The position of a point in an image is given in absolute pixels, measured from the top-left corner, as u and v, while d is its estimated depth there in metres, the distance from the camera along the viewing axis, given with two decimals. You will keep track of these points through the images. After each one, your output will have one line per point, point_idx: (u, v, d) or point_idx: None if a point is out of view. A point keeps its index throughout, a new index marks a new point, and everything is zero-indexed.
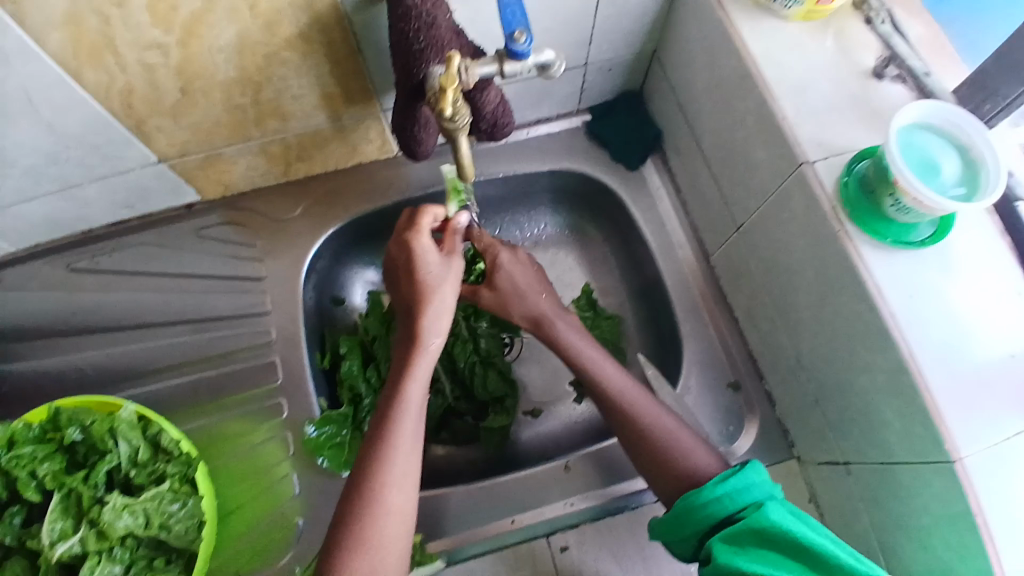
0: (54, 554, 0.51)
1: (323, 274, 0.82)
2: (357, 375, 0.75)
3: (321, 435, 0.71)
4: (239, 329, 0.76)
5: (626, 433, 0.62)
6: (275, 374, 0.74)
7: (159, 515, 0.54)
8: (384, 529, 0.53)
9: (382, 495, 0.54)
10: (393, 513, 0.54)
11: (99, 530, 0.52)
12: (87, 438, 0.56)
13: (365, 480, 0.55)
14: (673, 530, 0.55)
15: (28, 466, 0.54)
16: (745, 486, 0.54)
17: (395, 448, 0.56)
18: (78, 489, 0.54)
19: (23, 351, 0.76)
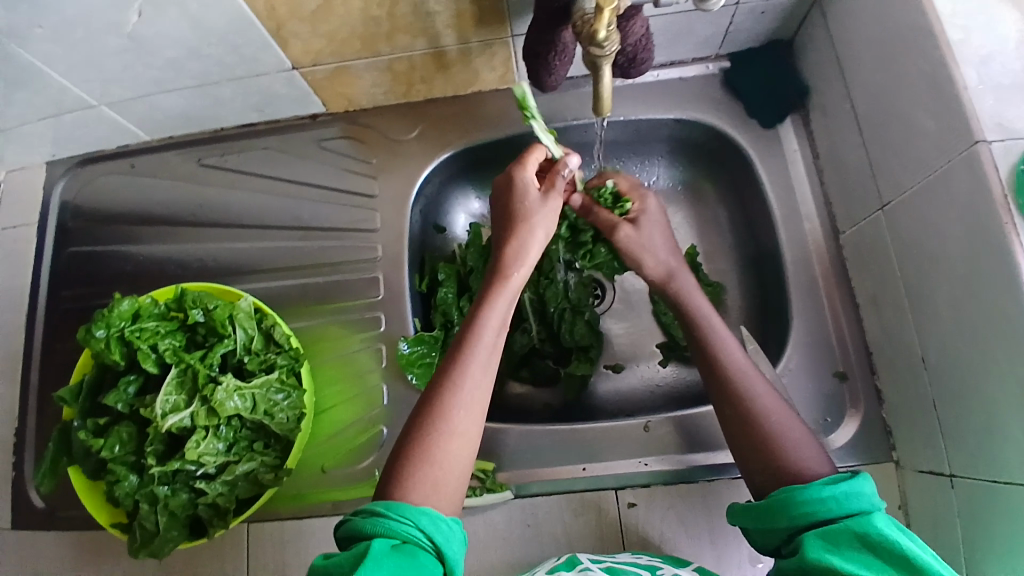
0: (166, 423, 0.55)
1: (430, 199, 0.83)
2: (451, 303, 0.77)
3: (413, 353, 0.73)
4: (347, 242, 0.79)
5: (726, 403, 0.60)
6: (376, 290, 0.77)
7: (266, 402, 0.58)
8: (448, 447, 0.53)
9: (449, 414, 0.54)
10: (458, 436, 0.53)
11: (208, 407, 0.56)
12: (206, 321, 0.60)
13: (434, 398, 0.55)
14: (762, 517, 0.54)
15: (150, 340, 0.58)
16: (856, 492, 0.50)
17: (466, 372, 0.55)
18: (195, 366, 0.58)
19: (155, 234, 0.83)
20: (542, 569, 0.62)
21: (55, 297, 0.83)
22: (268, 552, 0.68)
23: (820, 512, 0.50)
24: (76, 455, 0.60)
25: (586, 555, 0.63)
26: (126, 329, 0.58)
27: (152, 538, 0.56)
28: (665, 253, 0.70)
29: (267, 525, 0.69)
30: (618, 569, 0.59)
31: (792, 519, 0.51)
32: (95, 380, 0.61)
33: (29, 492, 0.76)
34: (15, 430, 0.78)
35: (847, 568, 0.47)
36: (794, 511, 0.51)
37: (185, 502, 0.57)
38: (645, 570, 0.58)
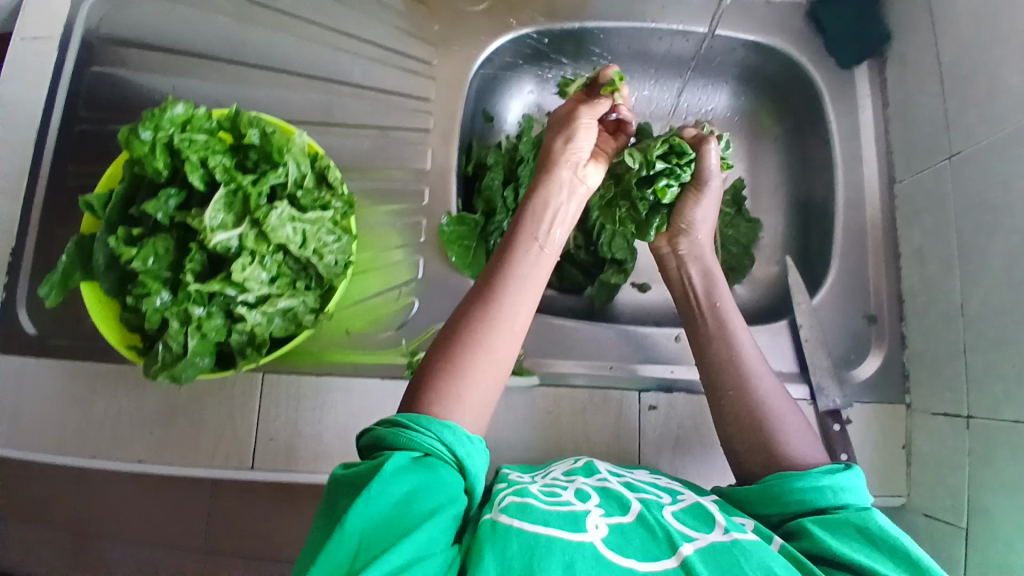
0: (213, 239, 0.52)
1: (485, 82, 0.79)
2: (496, 191, 0.74)
3: (454, 231, 0.71)
4: (398, 109, 0.75)
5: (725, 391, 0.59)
6: (422, 160, 0.74)
7: (316, 240, 0.56)
8: (473, 365, 0.51)
9: (476, 330, 0.52)
10: (488, 354, 0.51)
11: (258, 231, 0.53)
12: (261, 147, 0.57)
13: (465, 315, 0.52)
14: (755, 503, 0.53)
15: (200, 153, 0.55)
16: (850, 487, 0.51)
17: (500, 294, 0.53)
18: (245, 189, 0.55)
19: (187, 68, 0.77)
20: (555, 468, 0.60)
21: (71, 117, 0.76)
22: (281, 405, 0.66)
23: (818, 499, 0.50)
24: (96, 266, 0.56)
25: (605, 465, 0.61)
26: (175, 137, 0.54)
27: (177, 360, 0.53)
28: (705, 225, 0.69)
29: (283, 377, 0.67)
30: (637, 487, 0.56)
31: (788, 504, 0.50)
32: (127, 193, 0.57)
33: (23, 315, 0.71)
34: (15, 250, 0.73)
35: (844, 552, 0.46)
36: (791, 495, 0.50)
37: (219, 328, 0.54)
38: (665, 493, 0.56)
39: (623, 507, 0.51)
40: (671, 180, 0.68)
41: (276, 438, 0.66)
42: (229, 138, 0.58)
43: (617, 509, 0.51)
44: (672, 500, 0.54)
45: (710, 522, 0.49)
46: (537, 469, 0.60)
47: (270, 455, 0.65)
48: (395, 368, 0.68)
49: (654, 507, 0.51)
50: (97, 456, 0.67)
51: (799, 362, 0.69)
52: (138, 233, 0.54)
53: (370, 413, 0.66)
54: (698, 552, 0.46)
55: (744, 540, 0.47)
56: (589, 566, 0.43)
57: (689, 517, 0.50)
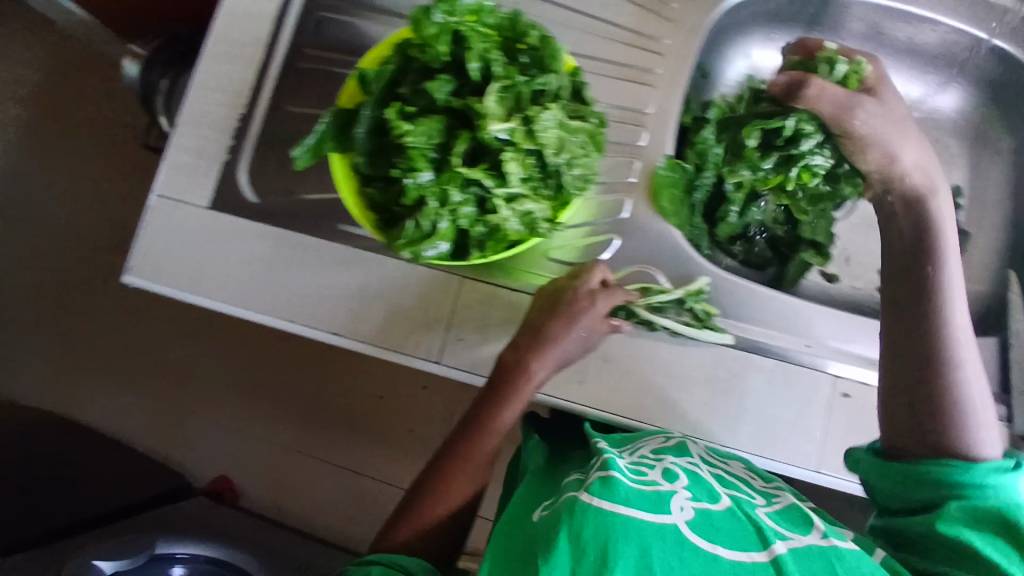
0: (489, 128, 0.54)
1: (713, 36, 0.76)
2: (711, 145, 0.72)
3: (667, 176, 0.69)
4: (619, 41, 0.72)
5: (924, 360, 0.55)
6: (644, 102, 0.71)
7: (573, 150, 0.56)
8: (455, 481, 0.63)
9: (461, 463, 0.64)
10: (465, 471, 0.63)
11: (527, 129, 0.55)
12: (534, 49, 0.57)
13: (468, 429, 0.65)
14: (895, 482, 0.55)
15: (482, 44, 0.56)
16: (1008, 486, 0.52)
17: (465, 460, 0.63)
18: (519, 87, 0.55)
19: None
20: (645, 446, 0.62)
21: (311, 1, 0.78)
22: (478, 309, 0.71)
23: (972, 491, 0.52)
24: (360, 136, 0.59)
25: (697, 449, 0.62)
26: (463, 24, 0.55)
27: (424, 238, 0.57)
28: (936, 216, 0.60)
29: (480, 284, 0.71)
30: (729, 481, 0.58)
31: (935, 489, 0.53)
32: (399, 70, 0.59)
33: (244, 185, 0.76)
34: (243, 117, 0.77)
35: (985, 548, 0.49)
36: (943, 482, 0.53)
37: (468, 216, 0.57)
38: (758, 494, 0.57)
39: (712, 496, 0.52)
40: (815, 156, 0.69)
41: (463, 340, 0.70)
42: (504, 34, 0.58)
43: (706, 497, 0.52)
44: (766, 503, 0.56)
45: (806, 526, 0.51)
46: (625, 443, 0.64)
47: (458, 352, 0.70)
48: None
49: (747, 505, 0.53)
50: (294, 322, 0.73)
51: (1002, 382, 0.67)
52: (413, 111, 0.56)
53: None
54: (792, 552, 0.47)
55: (843, 549, 0.48)
56: (666, 545, 0.45)
57: (785, 519, 0.52)
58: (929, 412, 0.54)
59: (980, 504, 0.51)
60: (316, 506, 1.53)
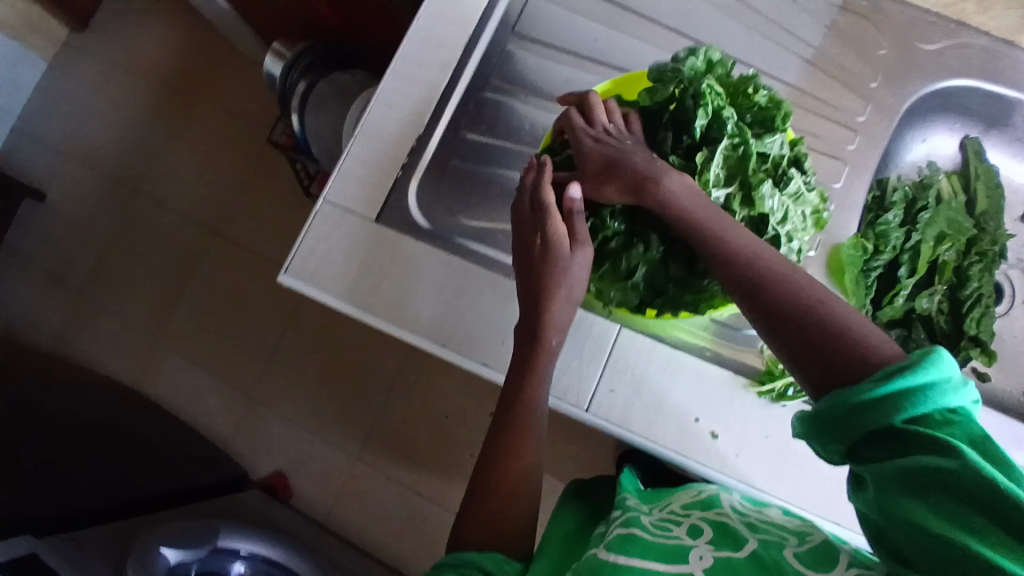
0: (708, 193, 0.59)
1: (901, 125, 0.77)
2: (893, 228, 0.70)
3: (849, 254, 0.69)
4: (818, 116, 0.74)
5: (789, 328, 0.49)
6: (834, 176, 0.73)
7: (784, 218, 0.60)
8: (492, 496, 0.60)
9: (493, 480, 0.60)
10: (501, 490, 0.60)
11: (745, 194, 0.60)
12: (756, 120, 0.63)
13: (496, 443, 0.62)
14: (830, 428, 0.45)
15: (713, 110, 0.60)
16: (929, 393, 0.42)
17: (500, 477, 0.60)
18: (745, 155, 0.60)
19: (624, 25, 0.81)
20: (676, 501, 0.64)
21: (501, 35, 0.81)
22: (636, 362, 0.69)
23: (910, 410, 0.42)
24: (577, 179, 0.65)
25: (729, 498, 0.63)
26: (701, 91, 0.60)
27: (623, 285, 0.62)
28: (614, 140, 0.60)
29: (640, 339, 0.69)
30: (760, 527, 0.57)
31: (880, 421, 0.42)
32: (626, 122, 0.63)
33: (413, 208, 0.77)
34: (421, 137, 0.78)
35: (926, 520, 0.38)
36: (869, 418, 0.43)
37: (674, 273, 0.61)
38: (789, 534, 0.56)
39: (734, 544, 0.54)
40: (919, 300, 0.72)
41: (615, 392, 0.68)
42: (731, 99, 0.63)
43: (727, 545, 0.54)
44: (798, 543, 0.55)
45: (832, 562, 0.50)
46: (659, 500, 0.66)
47: (609, 405, 0.68)
48: (752, 370, 0.69)
49: (774, 548, 0.53)
50: (439, 343, 0.73)
51: None
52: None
53: (710, 403, 0.68)
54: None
55: None
56: None
57: (812, 560, 0.51)
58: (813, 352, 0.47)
59: (899, 424, 0.42)
60: (359, 523, 1.47)
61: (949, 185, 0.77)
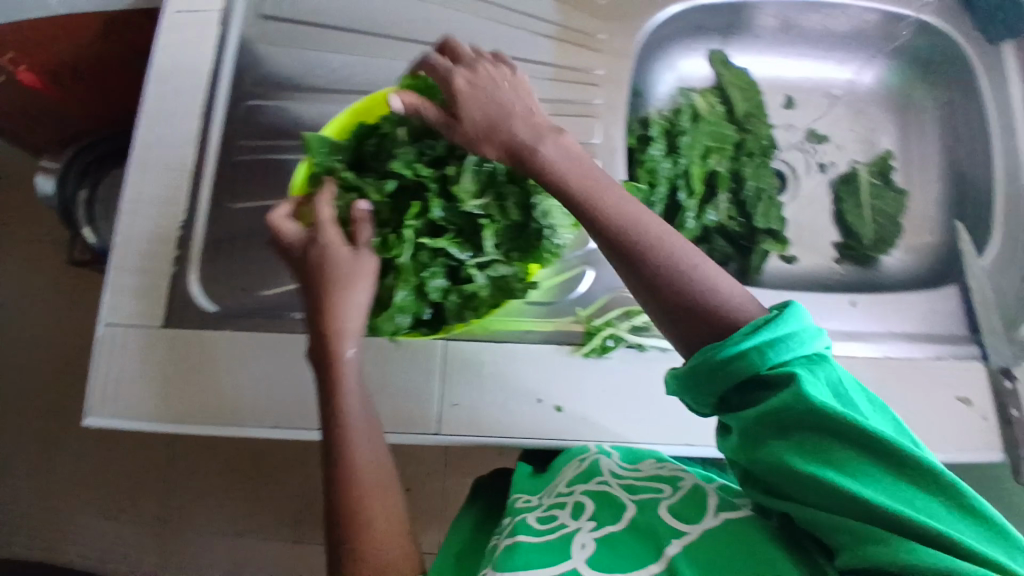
0: (466, 205, 0.54)
1: (642, 58, 0.79)
2: (658, 160, 0.75)
3: (626, 199, 0.71)
4: (560, 80, 0.75)
5: (652, 275, 0.48)
6: (591, 133, 0.73)
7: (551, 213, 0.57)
8: (362, 545, 0.48)
9: (354, 528, 0.49)
10: (367, 538, 0.48)
11: (500, 202, 0.56)
12: None
13: (338, 492, 0.50)
14: (698, 382, 0.46)
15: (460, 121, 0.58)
16: (786, 339, 0.43)
17: (355, 525, 0.49)
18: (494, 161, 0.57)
19: (353, 45, 0.78)
20: (561, 481, 0.61)
21: (234, 93, 0.76)
22: (466, 372, 0.68)
23: (771, 361, 0.43)
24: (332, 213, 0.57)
25: (608, 465, 0.61)
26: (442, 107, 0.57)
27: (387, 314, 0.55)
28: (459, 91, 0.55)
29: (465, 346, 0.69)
30: (637, 485, 0.56)
31: (748, 373, 0.44)
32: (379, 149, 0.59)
33: (198, 295, 0.72)
34: (184, 224, 0.73)
35: (807, 462, 0.41)
36: (740, 367, 0.44)
37: (440, 288, 0.55)
38: (663, 484, 0.56)
39: (616, 515, 0.52)
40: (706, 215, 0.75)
41: (459, 405, 0.67)
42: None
43: (610, 518, 0.52)
44: (673, 491, 0.54)
45: (701, 510, 0.50)
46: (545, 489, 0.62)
47: (456, 420, 0.67)
48: (572, 335, 0.70)
49: (650, 508, 0.52)
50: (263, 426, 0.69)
51: (970, 325, 0.70)
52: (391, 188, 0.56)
53: (552, 380, 0.68)
54: (687, 549, 0.46)
55: (734, 521, 0.48)
56: None
57: (686, 508, 0.51)
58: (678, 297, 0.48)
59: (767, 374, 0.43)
60: None
61: (704, 102, 0.80)
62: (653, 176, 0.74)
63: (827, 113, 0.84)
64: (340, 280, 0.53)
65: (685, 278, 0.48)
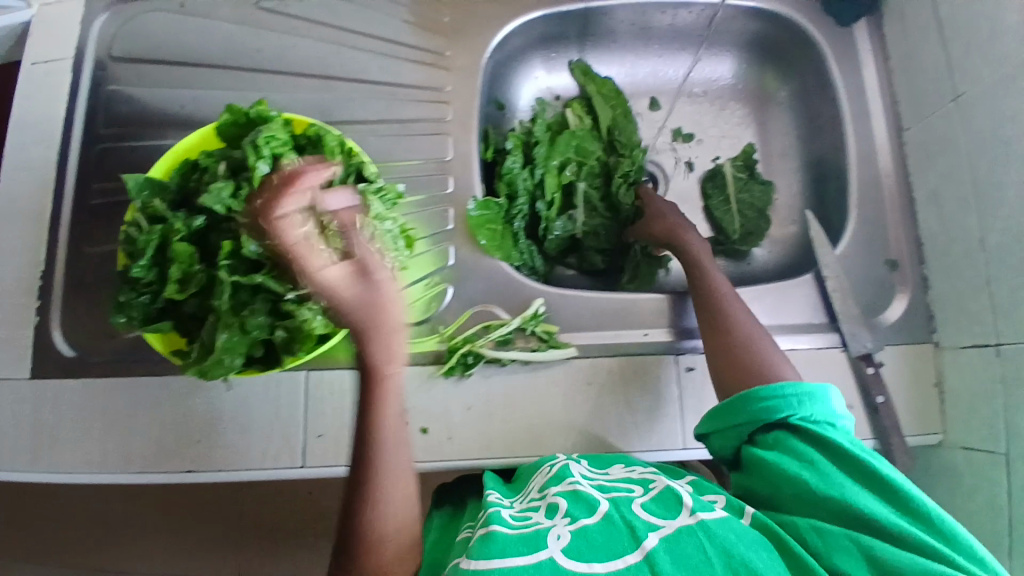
0: (281, 237, 0.53)
1: (493, 72, 0.80)
2: (517, 173, 0.76)
3: (482, 215, 0.72)
4: (413, 100, 0.75)
5: (705, 320, 0.65)
6: (444, 151, 0.74)
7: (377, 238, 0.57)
8: (383, 553, 0.48)
9: (368, 534, 0.48)
10: (376, 553, 0.48)
11: None
12: (313, 151, 0.59)
13: (348, 518, 0.49)
14: (722, 417, 0.58)
15: (278, 151, 0.57)
16: (819, 399, 0.55)
17: (361, 549, 0.48)
18: None
19: (201, 79, 0.76)
20: (533, 486, 0.58)
21: (87, 138, 0.76)
22: (327, 401, 0.68)
23: (776, 405, 0.55)
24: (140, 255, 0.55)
25: (579, 467, 0.59)
26: (258, 137, 0.56)
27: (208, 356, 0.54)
28: (717, 272, 0.69)
29: (326, 375, 0.68)
30: (608, 486, 0.56)
31: (753, 415, 0.56)
32: (202, 184, 0.58)
33: (61, 344, 0.72)
34: (44, 274, 0.73)
35: (811, 479, 0.51)
36: (750, 408, 0.56)
37: (263, 324, 0.54)
38: (635, 485, 0.55)
39: (590, 509, 0.51)
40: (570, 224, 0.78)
41: (324, 435, 0.67)
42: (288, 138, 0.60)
43: (585, 512, 0.50)
44: (643, 491, 0.54)
45: (676, 507, 0.50)
46: (518, 491, 0.59)
47: (321, 451, 0.67)
48: (435, 355, 0.69)
49: (623, 503, 0.51)
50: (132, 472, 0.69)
51: (828, 314, 0.71)
52: (200, 224, 0.55)
53: (414, 402, 0.68)
54: (664, 540, 0.46)
55: (708, 520, 0.47)
56: None
57: (660, 506, 0.50)
58: (720, 334, 0.63)
59: (793, 420, 0.55)
60: None
61: (573, 115, 0.81)
62: (512, 189, 0.76)
63: (690, 110, 0.85)
64: (364, 323, 0.48)
65: (729, 324, 0.63)
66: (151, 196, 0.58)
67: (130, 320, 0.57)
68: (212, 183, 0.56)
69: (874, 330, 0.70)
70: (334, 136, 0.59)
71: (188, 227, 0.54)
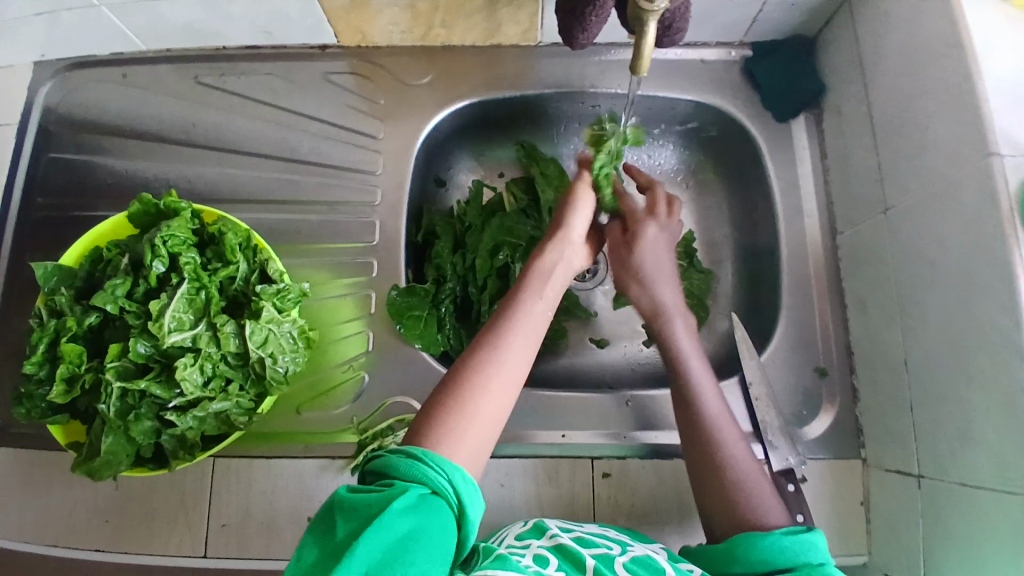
0: (167, 341, 0.53)
1: (432, 152, 0.80)
2: (446, 258, 0.76)
3: (403, 303, 0.71)
4: (345, 182, 0.75)
5: (700, 471, 0.60)
6: (371, 235, 0.74)
7: (273, 343, 0.57)
8: (484, 405, 0.52)
9: (483, 380, 0.53)
10: (492, 395, 0.53)
11: (213, 333, 0.55)
12: (216, 245, 0.59)
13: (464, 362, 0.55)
14: (716, 560, 0.55)
15: (177, 249, 0.57)
16: (812, 546, 0.53)
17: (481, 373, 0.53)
18: (210, 291, 0.56)
19: (142, 153, 0.77)
20: (508, 533, 0.60)
21: (26, 208, 0.77)
22: (233, 488, 0.67)
23: (778, 562, 0.52)
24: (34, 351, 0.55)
25: (554, 521, 0.61)
26: (156, 236, 0.56)
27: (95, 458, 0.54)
28: (716, 398, 0.63)
29: (234, 462, 0.68)
30: (587, 539, 0.57)
31: (750, 563, 0.53)
32: (106, 275, 0.59)
33: None
34: None
35: None
36: (752, 559, 0.53)
37: (148, 431, 0.54)
38: (615, 543, 0.58)
39: (578, 565, 0.52)
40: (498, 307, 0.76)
41: (227, 525, 0.66)
42: (194, 231, 0.60)
43: (573, 569, 0.52)
44: (623, 550, 0.56)
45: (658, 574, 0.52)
46: (494, 535, 0.60)
47: (223, 540, 0.66)
48: (346, 446, 0.68)
49: (606, 561, 0.54)
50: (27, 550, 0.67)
51: (752, 422, 0.68)
52: (92, 321, 0.55)
53: (320, 495, 0.67)
54: None
55: None
56: None
57: (640, 569, 0.53)
58: (722, 495, 0.58)
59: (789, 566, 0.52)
60: None
61: (508, 196, 0.81)
62: (440, 271, 0.75)
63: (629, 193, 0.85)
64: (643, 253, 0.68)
65: (724, 481, 0.59)
66: (58, 285, 0.58)
67: (26, 412, 0.56)
68: (110, 278, 0.57)
69: (796, 441, 0.68)
70: (236, 232, 0.59)
71: (81, 324, 0.55)
